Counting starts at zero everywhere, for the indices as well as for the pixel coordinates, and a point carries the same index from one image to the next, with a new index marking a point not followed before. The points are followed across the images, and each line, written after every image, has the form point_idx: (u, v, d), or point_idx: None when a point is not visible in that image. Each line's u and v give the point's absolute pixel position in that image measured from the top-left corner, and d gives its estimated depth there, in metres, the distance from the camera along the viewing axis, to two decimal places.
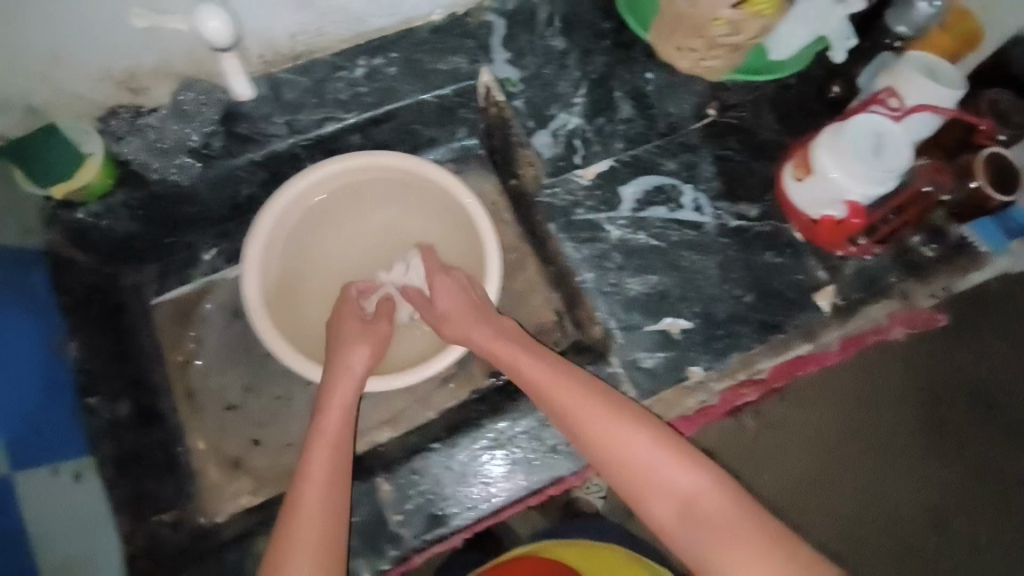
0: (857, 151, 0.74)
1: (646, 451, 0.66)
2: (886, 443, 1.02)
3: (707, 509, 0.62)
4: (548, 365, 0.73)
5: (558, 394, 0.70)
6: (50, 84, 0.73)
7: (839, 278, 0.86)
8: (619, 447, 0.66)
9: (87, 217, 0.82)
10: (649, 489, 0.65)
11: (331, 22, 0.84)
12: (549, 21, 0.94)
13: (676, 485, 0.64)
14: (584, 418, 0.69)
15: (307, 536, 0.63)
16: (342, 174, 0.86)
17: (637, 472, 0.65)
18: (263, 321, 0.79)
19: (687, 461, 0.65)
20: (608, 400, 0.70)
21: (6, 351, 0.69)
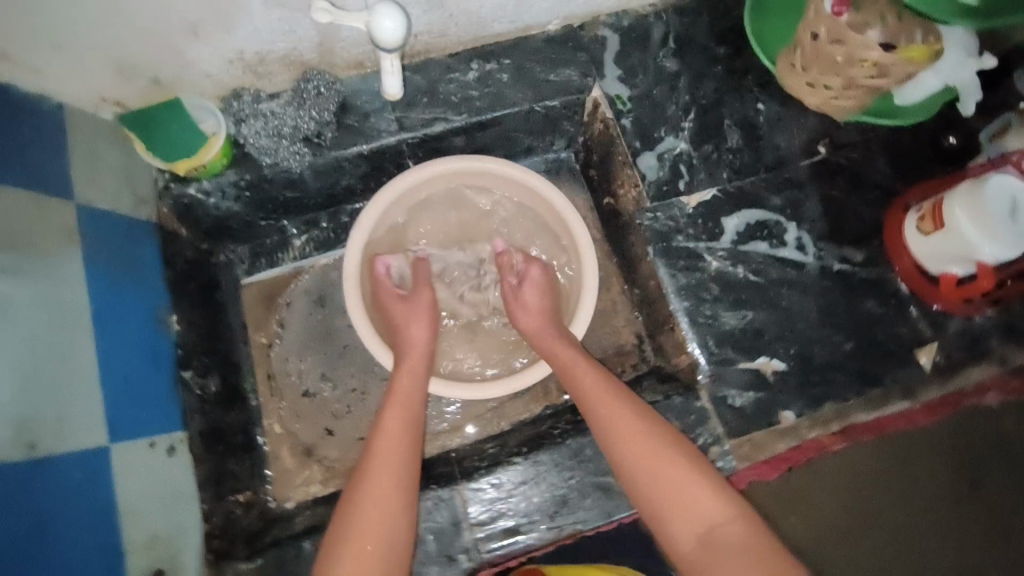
0: (996, 210, 0.71)
1: (675, 476, 0.64)
2: (917, 497, 0.89)
3: (727, 544, 0.60)
4: (601, 381, 0.73)
5: (607, 411, 0.70)
6: (183, 58, 0.74)
7: (941, 336, 0.83)
8: (653, 468, 0.65)
9: (198, 194, 0.82)
10: (671, 513, 0.63)
11: (455, 25, 0.85)
12: (662, 41, 0.93)
13: (703, 514, 0.62)
14: (623, 434, 0.68)
15: (369, 495, 0.65)
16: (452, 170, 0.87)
17: (664, 494, 0.63)
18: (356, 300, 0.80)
19: (712, 491, 0.63)
20: (652, 422, 0.68)
21: (116, 319, 0.69)
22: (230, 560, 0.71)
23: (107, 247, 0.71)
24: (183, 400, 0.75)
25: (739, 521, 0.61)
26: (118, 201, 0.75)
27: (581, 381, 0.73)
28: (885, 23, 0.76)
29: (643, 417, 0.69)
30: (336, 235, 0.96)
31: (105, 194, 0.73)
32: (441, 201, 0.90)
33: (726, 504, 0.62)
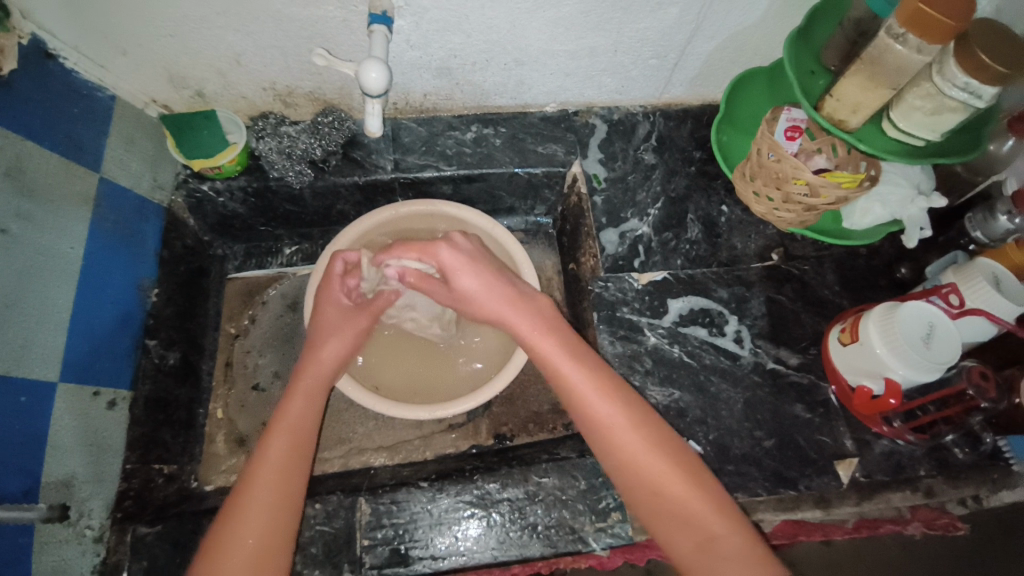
0: (907, 335, 0.74)
1: (679, 491, 0.67)
2: None
3: (727, 551, 0.64)
4: (596, 384, 0.72)
5: (617, 429, 0.70)
6: (224, 80, 0.88)
7: (867, 454, 0.84)
8: (661, 482, 0.68)
9: (209, 191, 0.94)
10: (673, 524, 0.66)
11: (460, 91, 0.97)
12: (646, 136, 1.04)
13: (704, 526, 0.65)
14: (631, 453, 0.69)
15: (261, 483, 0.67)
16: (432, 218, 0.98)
17: (669, 507, 0.67)
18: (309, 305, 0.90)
19: (714, 505, 0.67)
20: (661, 439, 0.70)
21: (104, 277, 0.79)
22: (132, 522, 0.76)
23: (115, 217, 0.82)
24: (138, 363, 0.83)
25: (736, 530, 0.65)
26: (137, 182, 0.87)
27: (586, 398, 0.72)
28: (833, 153, 0.85)
29: (648, 432, 0.70)
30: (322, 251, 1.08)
31: (128, 174, 0.85)
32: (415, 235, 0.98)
33: (725, 514, 0.66)
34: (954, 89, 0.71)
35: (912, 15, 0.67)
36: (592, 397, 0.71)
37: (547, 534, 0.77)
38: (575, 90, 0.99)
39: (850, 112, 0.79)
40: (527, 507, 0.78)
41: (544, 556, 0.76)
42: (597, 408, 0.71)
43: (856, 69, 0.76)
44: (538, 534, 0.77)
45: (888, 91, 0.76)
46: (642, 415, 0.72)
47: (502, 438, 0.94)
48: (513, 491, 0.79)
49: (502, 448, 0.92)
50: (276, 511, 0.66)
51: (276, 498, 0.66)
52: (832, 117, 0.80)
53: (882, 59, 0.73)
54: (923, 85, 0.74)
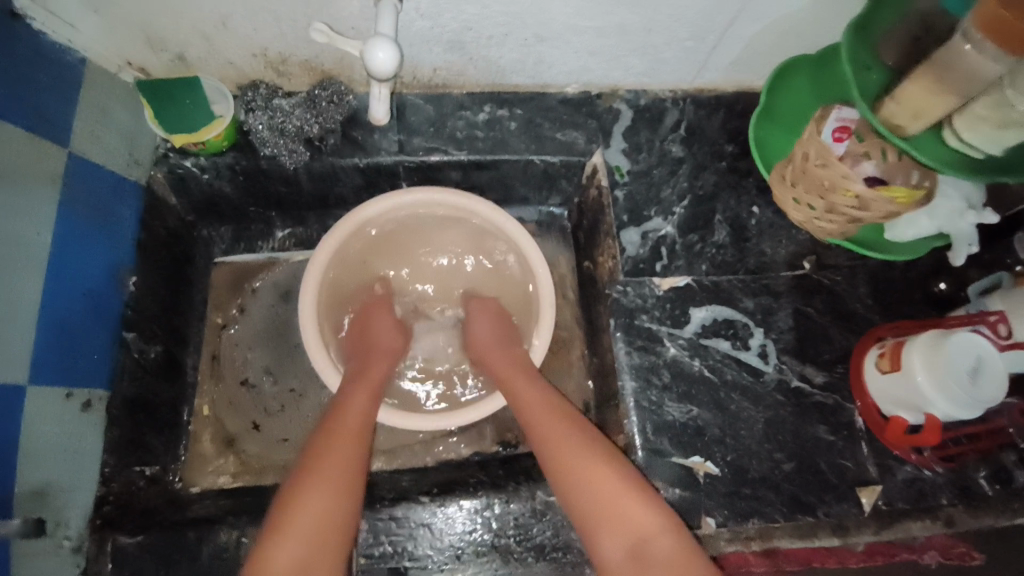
0: (952, 369, 0.69)
1: (611, 489, 0.66)
2: None
3: (657, 555, 0.62)
4: (538, 398, 0.77)
5: (551, 435, 0.73)
6: (209, 44, 0.78)
7: (889, 480, 0.80)
8: (590, 480, 0.67)
9: (193, 168, 0.85)
10: (601, 527, 0.65)
11: (474, 68, 0.87)
12: (674, 125, 0.95)
13: (633, 526, 0.64)
14: (567, 455, 0.70)
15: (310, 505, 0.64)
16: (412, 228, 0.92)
17: (600, 507, 0.66)
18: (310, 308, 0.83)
19: (646, 504, 0.65)
20: (585, 436, 0.72)
21: (77, 267, 0.72)
22: (113, 530, 0.70)
23: (88, 198, 0.74)
24: (119, 359, 0.77)
25: (668, 533, 0.63)
26: (113, 157, 0.78)
27: (531, 407, 0.77)
28: (884, 158, 0.76)
29: (582, 436, 0.71)
30: (318, 236, 0.99)
31: (101, 148, 0.76)
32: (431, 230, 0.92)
33: (658, 515, 0.65)
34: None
35: (994, 21, 0.60)
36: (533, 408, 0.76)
37: (554, 557, 0.73)
38: (600, 71, 0.90)
39: (910, 118, 0.71)
40: (533, 527, 0.74)
41: None
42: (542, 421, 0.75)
43: (922, 72, 0.68)
44: (544, 557, 0.73)
45: (954, 100, 0.68)
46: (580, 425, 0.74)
47: (507, 446, 0.89)
48: (519, 510, 0.74)
49: (507, 457, 0.88)
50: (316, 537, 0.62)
51: (334, 502, 0.65)
52: (888, 122, 0.72)
53: (954, 66, 0.65)
54: (993, 95, 0.67)
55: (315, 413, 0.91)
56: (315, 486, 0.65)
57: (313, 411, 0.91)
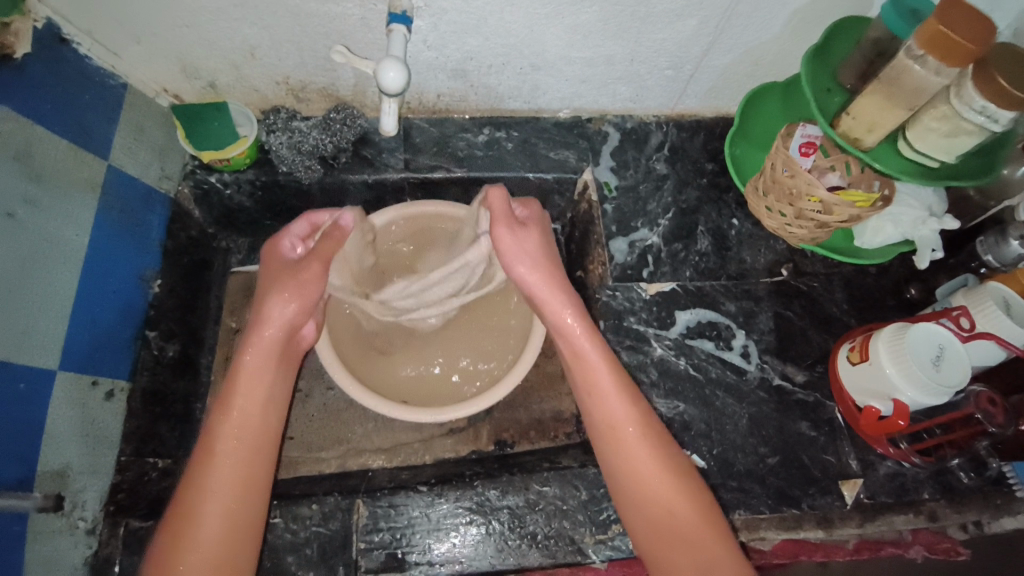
0: (917, 356, 0.74)
1: (683, 517, 0.68)
2: None
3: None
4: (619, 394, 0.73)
5: (625, 438, 0.71)
6: (238, 72, 0.87)
7: (870, 474, 0.83)
8: (667, 504, 0.68)
9: (217, 182, 0.93)
10: (671, 546, 0.67)
11: (475, 94, 0.96)
12: (659, 146, 1.03)
13: (703, 553, 0.66)
14: (643, 471, 0.70)
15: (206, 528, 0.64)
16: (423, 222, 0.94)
17: (674, 531, 0.68)
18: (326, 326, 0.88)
19: (715, 530, 0.67)
20: (664, 450, 0.71)
21: (109, 266, 0.79)
22: (125, 515, 0.74)
23: (121, 205, 0.81)
24: (138, 354, 0.82)
25: (732, 557, 0.66)
26: (146, 171, 0.86)
27: (609, 409, 0.72)
28: (847, 171, 0.84)
29: (660, 452, 0.70)
30: None
31: (136, 162, 0.84)
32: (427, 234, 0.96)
33: (722, 540, 0.67)
34: (970, 112, 0.70)
35: (931, 38, 0.67)
36: (609, 402, 0.73)
37: (546, 544, 0.76)
38: (589, 97, 0.99)
39: (865, 131, 0.78)
40: (526, 515, 0.77)
41: (541, 566, 0.75)
42: (615, 421, 0.72)
43: (873, 88, 0.75)
44: (537, 543, 0.76)
45: (904, 112, 0.75)
46: (656, 432, 0.72)
47: (503, 445, 0.92)
48: (513, 499, 0.77)
49: (503, 455, 0.91)
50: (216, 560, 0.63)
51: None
52: (847, 135, 0.80)
53: (900, 81, 0.72)
54: (940, 106, 0.74)
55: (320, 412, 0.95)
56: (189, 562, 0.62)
57: (318, 411, 0.94)
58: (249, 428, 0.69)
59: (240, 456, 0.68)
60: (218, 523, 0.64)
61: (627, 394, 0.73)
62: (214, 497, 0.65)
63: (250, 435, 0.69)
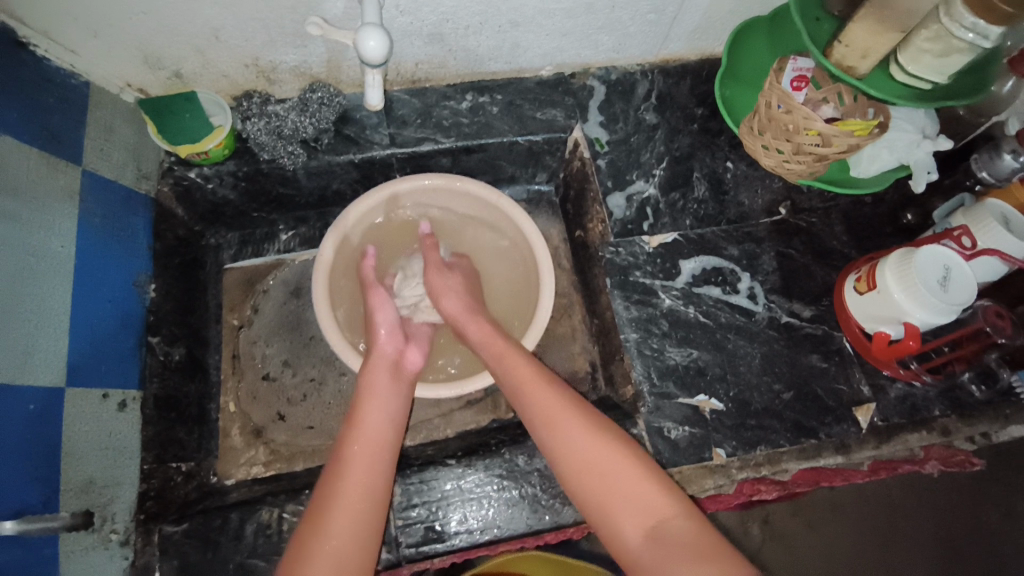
0: (924, 278, 0.75)
1: (626, 479, 0.64)
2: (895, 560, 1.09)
3: (673, 534, 0.59)
4: (530, 373, 0.75)
5: (541, 411, 0.71)
6: (204, 58, 0.83)
7: (882, 398, 0.86)
8: (604, 466, 0.65)
9: (197, 178, 0.89)
10: (622, 511, 0.62)
11: (454, 59, 0.93)
12: (646, 95, 1.00)
13: (654, 510, 0.61)
14: (573, 439, 0.67)
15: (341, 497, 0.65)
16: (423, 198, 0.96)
17: (616, 494, 0.63)
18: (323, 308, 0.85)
19: (658, 486, 0.63)
20: (590, 419, 0.70)
21: (100, 276, 0.76)
22: (158, 522, 0.74)
23: (103, 211, 0.78)
24: (144, 362, 0.80)
25: (680, 511, 0.61)
26: (122, 172, 0.82)
27: (526, 395, 0.73)
28: (840, 101, 0.82)
29: (589, 422, 0.69)
30: (320, 234, 1.04)
31: (110, 164, 0.80)
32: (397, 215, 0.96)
33: (668, 494, 0.62)
34: (960, 30, 0.68)
35: None
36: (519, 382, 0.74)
37: None
38: (572, 51, 0.96)
39: (859, 58, 0.76)
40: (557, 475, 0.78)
41: (577, 522, 0.76)
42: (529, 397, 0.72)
43: (863, 14, 0.73)
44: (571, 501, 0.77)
45: (897, 35, 0.73)
46: (580, 406, 0.71)
47: None
48: (543, 461, 0.78)
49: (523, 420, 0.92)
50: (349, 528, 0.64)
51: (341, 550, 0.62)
52: (841, 64, 0.78)
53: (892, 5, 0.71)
54: (932, 27, 0.72)
55: (336, 400, 0.96)
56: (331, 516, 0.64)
57: (334, 397, 0.96)
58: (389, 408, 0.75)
59: (382, 418, 0.73)
60: (350, 486, 0.66)
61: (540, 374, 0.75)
62: (359, 454, 0.69)
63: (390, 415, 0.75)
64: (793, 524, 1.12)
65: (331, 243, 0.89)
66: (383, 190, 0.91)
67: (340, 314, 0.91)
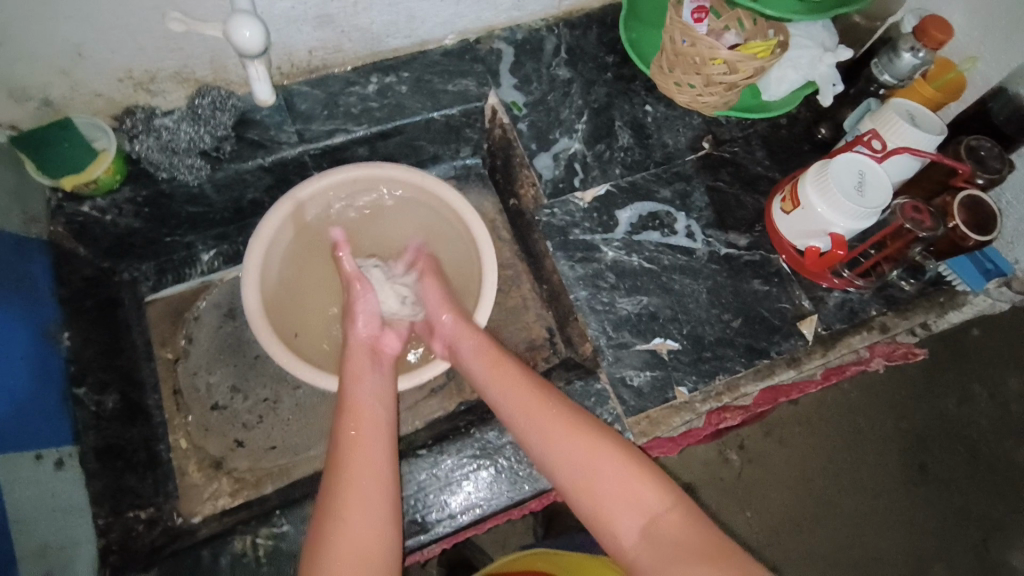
0: (841, 186, 0.78)
1: (619, 480, 0.64)
2: (871, 456, 1.17)
3: (672, 533, 0.61)
4: (523, 387, 0.74)
5: (532, 422, 0.71)
6: (70, 78, 0.75)
7: (822, 308, 0.89)
8: (593, 469, 0.66)
9: (92, 211, 0.82)
10: (615, 511, 0.63)
11: (349, 40, 0.87)
12: (555, 51, 0.98)
13: (646, 507, 0.63)
14: (566, 447, 0.67)
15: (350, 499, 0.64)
16: (354, 189, 0.92)
17: (609, 495, 0.64)
18: (262, 325, 0.81)
19: (654, 486, 0.64)
20: (585, 426, 0.69)
21: (2, 335, 0.69)
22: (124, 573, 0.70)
23: None
24: (75, 416, 0.75)
25: (679, 510, 0.62)
26: (5, 218, 0.74)
27: (527, 409, 0.72)
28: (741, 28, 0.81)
29: (586, 431, 0.68)
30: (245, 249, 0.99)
31: None
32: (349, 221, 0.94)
33: (665, 492, 0.63)
34: None
35: None
36: (509, 399, 0.73)
37: None
38: (472, 15, 0.92)
39: None
40: None
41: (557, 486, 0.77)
42: (526, 410, 0.71)
43: None
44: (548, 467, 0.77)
45: None
46: (575, 415, 0.70)
47: None
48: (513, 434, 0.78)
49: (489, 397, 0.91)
50: (368, 530, 0.62)
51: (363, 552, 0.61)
52: None
53: None
54: None
55: (295, 415, 0.92)
56: (345, 525, 0.62)
57: (292, 412, 0.92)
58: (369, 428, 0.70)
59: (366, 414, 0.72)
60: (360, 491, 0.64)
61: (532, 386, 0.74)
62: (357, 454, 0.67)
63: (370, 438, 0.69)
64: (766, 444, 1.17)
65: (256, 283, 0.83)
66: (303, 189, 0.86)
67: (280, 323, 0.88)
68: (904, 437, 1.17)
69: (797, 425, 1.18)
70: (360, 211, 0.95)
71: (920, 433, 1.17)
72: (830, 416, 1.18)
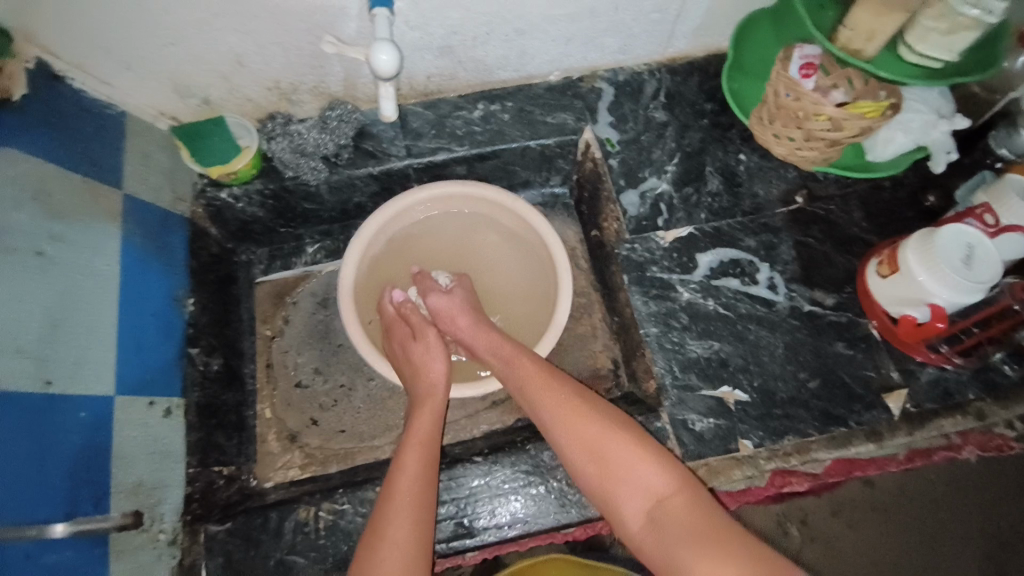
0: (947, 256, 0.74)
1: (624, 460, 0.66)
2: (952, 557, 1.05)
3: (675, 511, 0.62)
4: (537, 370, 0.76)
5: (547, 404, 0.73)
6: (230, 83, 0.88)
7: (913, 383, 0.84)
8: (603, 450, 0.67)
9: (228, 198, 0.94)
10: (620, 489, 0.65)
11: (464, 70, 0.96)
12: (654, 95, 1.02)
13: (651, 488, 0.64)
14: (574, 425, 0.70)
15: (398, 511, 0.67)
16: (445, 204, 0.98)
17: (615, 473, 0.66)
18: (349, 310, 0.88)
19: (657, 463, 0.66)
20: (593, 408, 0.71)
21: (141, 292, 0.80)
22: (202, 522, 0.78)
23: (144, 230, 0.83)
24: (186, 372, 0.85)
25: (686, 493, 0.63)
26: (160, 194, 0.87)
27: (537, 393, 0.74)
28: (851, 86, 0.81)
29: (594, 412, 0.70)
30: (344, 246, 1.09)
31: (149, 187, 0.86)
32: (435, 226, 1.01)
33: (668, 473, 0.65)
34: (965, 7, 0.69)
35: None
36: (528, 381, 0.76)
37: None
38: (579, 55, 0.98)
39: (865, 40, 0.76)
40: None
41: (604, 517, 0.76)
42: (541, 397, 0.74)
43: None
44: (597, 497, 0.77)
45: (903, 15, 0.74)
46: (584, 397, 0.73)
47: None
48: None
49: None
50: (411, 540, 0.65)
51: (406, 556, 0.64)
52: (847, 48, 0.78)
53: None
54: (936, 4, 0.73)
55: (364, 405, 0.99)
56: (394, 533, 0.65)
57: (363, 402, 0.99)
58: (424, 460, 0.73)
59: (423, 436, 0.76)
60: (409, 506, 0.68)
61: (547, 373, 0.76)
62: (413, 475, 0.71)
63: (424, 465, 0.72)
64: (834, 526, 1.07)
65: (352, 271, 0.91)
66: (400, 200, 0.94)
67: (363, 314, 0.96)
68: (991, 542, 1.06)
69: (873, 508, 1.08)
70: (449, 224, 1.02)
71: (1011, 540, 1.06)
72: (912, 504, 1.08)
